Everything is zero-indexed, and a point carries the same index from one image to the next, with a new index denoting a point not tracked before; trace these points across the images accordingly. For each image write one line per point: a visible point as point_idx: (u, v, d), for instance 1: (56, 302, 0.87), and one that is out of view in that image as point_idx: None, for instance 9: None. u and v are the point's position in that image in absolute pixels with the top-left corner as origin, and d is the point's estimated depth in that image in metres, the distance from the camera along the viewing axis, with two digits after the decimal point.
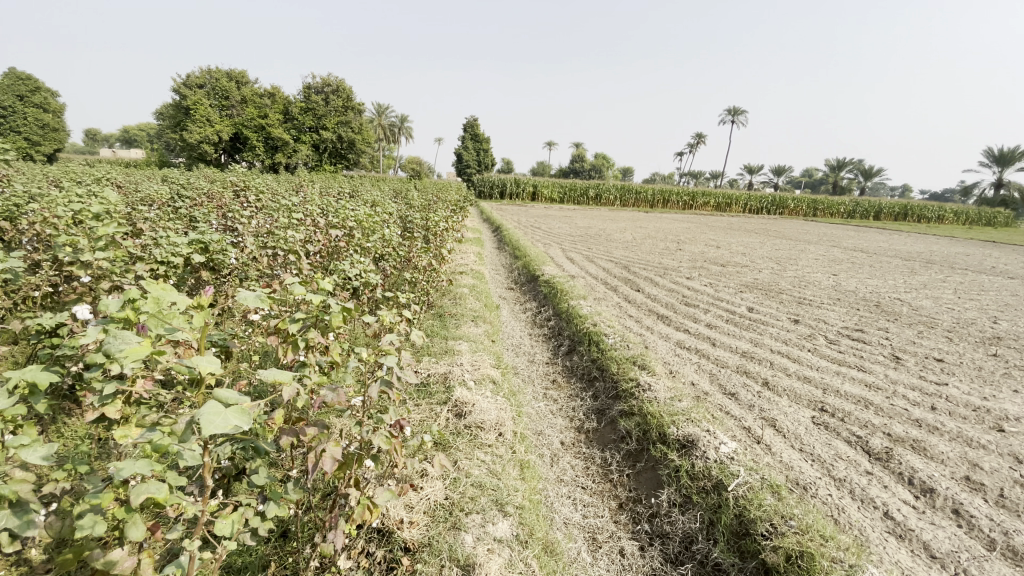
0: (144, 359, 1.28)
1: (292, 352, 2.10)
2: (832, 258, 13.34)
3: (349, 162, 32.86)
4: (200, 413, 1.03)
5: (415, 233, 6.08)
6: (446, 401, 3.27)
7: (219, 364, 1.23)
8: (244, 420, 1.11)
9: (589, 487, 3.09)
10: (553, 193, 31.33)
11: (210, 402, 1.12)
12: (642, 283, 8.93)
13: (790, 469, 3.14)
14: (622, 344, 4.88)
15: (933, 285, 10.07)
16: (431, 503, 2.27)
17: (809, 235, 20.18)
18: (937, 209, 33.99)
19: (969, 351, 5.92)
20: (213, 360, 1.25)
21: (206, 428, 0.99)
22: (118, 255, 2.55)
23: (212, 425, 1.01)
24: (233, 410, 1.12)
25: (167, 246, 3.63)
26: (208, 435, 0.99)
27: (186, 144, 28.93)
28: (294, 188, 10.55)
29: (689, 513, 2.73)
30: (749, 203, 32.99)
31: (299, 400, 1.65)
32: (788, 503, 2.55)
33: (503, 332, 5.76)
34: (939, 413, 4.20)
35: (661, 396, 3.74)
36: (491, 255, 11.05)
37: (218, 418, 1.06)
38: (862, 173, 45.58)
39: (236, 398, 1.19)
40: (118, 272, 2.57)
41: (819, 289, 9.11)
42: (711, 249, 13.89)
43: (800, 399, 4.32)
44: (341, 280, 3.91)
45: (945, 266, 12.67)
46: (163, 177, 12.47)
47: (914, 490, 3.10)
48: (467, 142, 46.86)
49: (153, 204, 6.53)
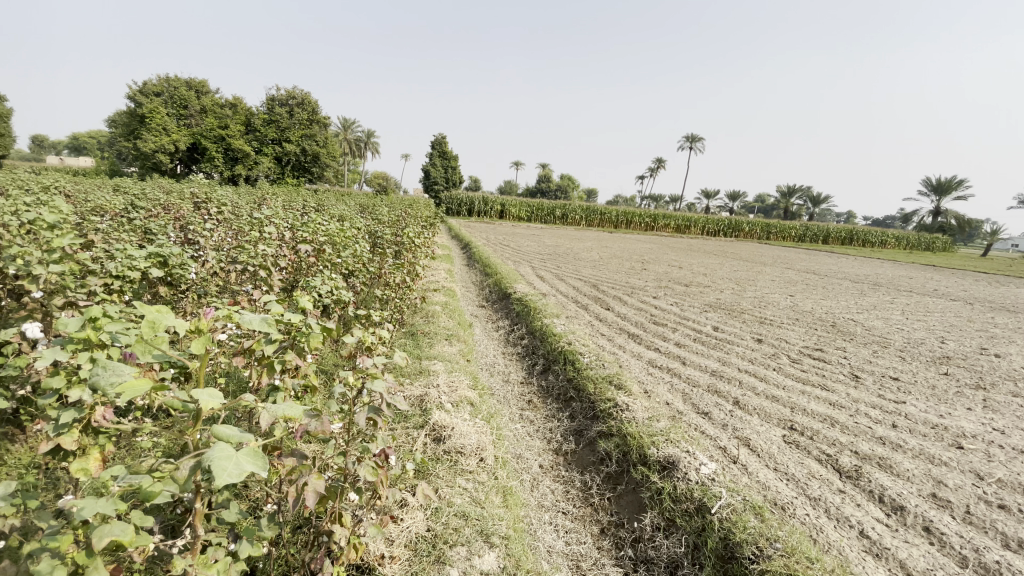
0: (144, 396, 1.09)
1: (267, 376, 1.96)
2: (788, 279, 13.93)
3: (313, 175, 32.26)
4: (213, 457, 0.92)
5: (386, 249, 5.95)
6: (423, 425, 3.15)
7: (221, 399, 1.12)
8: (258, 465, 1.02)
9: (570, 512, 3.01)
10: (519, 213, 31.66)
11: (218, 443, 1.02)
12: (612, 302, 9.04)
13: (767, 489, 3.16)
14: (597, 363, 4.88)
15: (881, 306, 10.61)
16: (413, 535, 2.14)
17: (765, 257, 21.04)
18: (880, 234, 36.16)
19: (922, 370, 6.22)
20: (214, 394, 1.15)
21: (220, 475, 0.88)
22: (74, 268, 2.37)
23: (226, 471, 0.91)
24: (244, 453, 1.02)
25: (124, 259, 3.41)
26: (222, 483, 0.88)
27: (140, 153, 27.75)
28: (256, 201, 10.22)
29: (673, 537, 2.69)
30: (707, 226, 34.26)
31: (281, 428, 1.54)
32: (772, 525, 2.56)
33: (477, 351, 5.66)
34: (900, 431, 4.37)
35: (639, 417, 3.72)
36: (460, 273, 10.96)
37: (229, 463, 0.95)
38: (811, 200, 48.19)
39: (240, 437, 1.08)
40: (73, 287, 2.38)
41: (779, 309, 9.44)
42: (675, 269, 14.26)
43: (771, 418, 4.40)
44: (314, 296, 3.75)
45: (892, 288, 13.41)
46: (115, 185, 11.91)
47: (885, 508, 3.18)
48: (434, 159, 46.90)
49: (106, 214, 6.18)
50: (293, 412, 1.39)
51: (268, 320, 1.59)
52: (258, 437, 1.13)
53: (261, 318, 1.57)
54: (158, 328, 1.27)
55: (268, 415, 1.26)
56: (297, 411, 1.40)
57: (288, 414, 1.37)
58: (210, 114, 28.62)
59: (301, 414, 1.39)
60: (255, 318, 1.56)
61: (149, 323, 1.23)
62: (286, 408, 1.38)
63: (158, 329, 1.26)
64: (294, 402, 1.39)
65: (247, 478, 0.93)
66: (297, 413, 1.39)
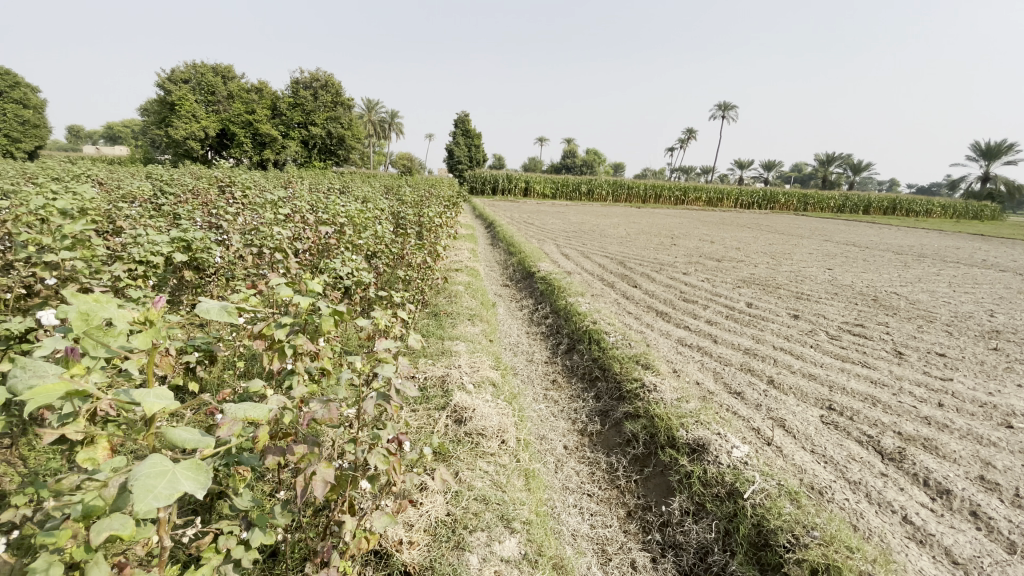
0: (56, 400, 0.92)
1: (279, 361, 1.91)
2: (826, 252, 13.33)
3: (338, 158, 32.51)
4: (138, 476, 0.81)
5: (408, 229, 5.89)
6: (444, 406, 3.11)
7: (172, 399, 1.10)
8: (198, 480, 0.90)
9: (595, 494, 2.94)
10: (544, 189, 31.18)
11: (152, 456, 0.91)
12: (639, 279, 8.81)
13: (803, 472, 3.02)
14: (624, 342, 4.74)
15: (927, 278, 10.03)
16: (432, 520, 2.10)
17: (802, 229, 20.19)
18: (925, 202, 34.24)
19: (970, 345, 5.86)
20: (164, 395, 1.11)
21: (143, 499, 0.77)
22: (85, 255, 2.41)
23: (153, 492, 0.80)
24: (185, 471, 0.90)
25: (146, 245, 3.47)
26: (147, 508, 0.77)
27: (172, 141, 28.41)
28: (282, 185, 10.32)
29: (703, 523, 2.59)
30: (740, 198, 33.09)
31: (289, 415, 1.52)
32: (808, 511, 2.42)
33: (500, 331, 5.59)
34: (947, 410, 4.11)
35: (667, 397, 3.59)
36: (485, 252, 10.89)
37: (161, 482, 0.84)
38: (851, 168, 45.93)
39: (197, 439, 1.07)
40: (85, 273, 2.43)
41: (816, 283, 9.05)
42: (706, 244, 13.82)
43: (807, 397, 4.20)
44: (333, 278, 3.72)
45: (938, 259, 12.69)
46: (148, 174, 12.19)
47: (931, 492, 2.99)
48: (457, 138, 46.45)
49: (136, 201, 6.32)
50: (257, 411, 1.37)
51: (229, 309, 1.47)
52: (215, 442, 1.10)
53: (221, 306, 1.46)
54: (92, 320, 1.19)
55: (223, 413, 1.24)
56: (261, 411, 1.37)
57: (251, 412, 1.34)
58: (237, 100, 29.07)
59: (266, 413, 1.37)
60: (214, 305, 1.45)
61: (79, 314, 1.18)
62: (250, 407, 1.34)
63: (92, 321, 1.19)
64: (258, 402, 1.37)
65: (179, 498, 0.81)
66: (262, 412, 1.37)
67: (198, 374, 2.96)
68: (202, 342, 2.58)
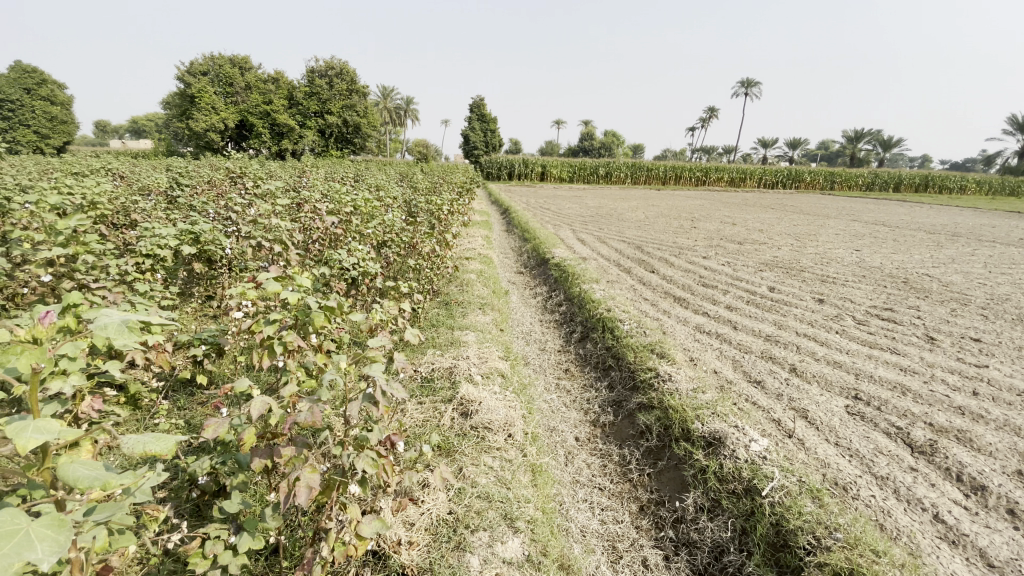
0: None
1: (269, 359, 1.86)
2: (854, 232, 12.83)
3: (355, 146, 32.55)
4: None
5: (418, 217, 5.80)
6: (450, 399, 3.05)
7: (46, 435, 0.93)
8: (55, 541, 0.82)
9: (606, 488, 2.86)
10: (561, 173, 30.79)
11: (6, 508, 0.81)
12: (657, 264, 8.61)
13: (826, 466, 2.87)
14: (638, 330, 4.60)
15: (962, 259, 9.57)
16: (434, 519, 2.05)
17: (827, 209, 19.54)
18: (959, 178, 32.78)
19: (1007, 329, 5.55)
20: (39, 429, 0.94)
21: None
22: (77, 251, 2.60)
23: None
24: (40, 537, 0.80)
25: (151, 238, 3.48)
26: None
27: (193, 133, 28.76)
28: (296, 175, 10.36)
29: (718, 520, 2.48)
30: (763, 177, 32.11)
31: (276, 415, 1.47)
32: (831, 511, 2.29)
33: (512, 319, 5.51)
34: (982, 399, 3.89)
35: (683, 388, 3.46)
36: (499, 239, 10.78)
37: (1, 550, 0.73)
38: (881, 145, 44.16)
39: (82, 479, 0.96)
40: (80, 269, 2.63)
41: (842, 266, 8.71)
42: (727, 226, 13.45)
43: (832, 386, 4.02)
44: (338, 270, 3.67)
45: (973, 239, 12.13)
46: (166, 166, 12.27)
47: (964, 488, 2.82)
48: (473, 123, 46.01)
49: (152, 193, 6.37)
50: (161, 444, 1.13)
51: (131, 323, 1.26)
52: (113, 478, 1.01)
53: (120, 322, 1.23)
54: None
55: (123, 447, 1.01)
56: (166, 443, 1.14)
57: (151, 446, 1.11)
58: (255, 90, 29.23)
59: (173, 445, 1.15)
60: (112, 321, 1.22)
61: None
62: (150, 440, 1.12)
63: None
64: (163, 433, 1.14)
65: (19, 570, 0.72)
66: (167, 445, 1.14)
67: (203, 367, 2.95)
68: (206, 336, 2.59)
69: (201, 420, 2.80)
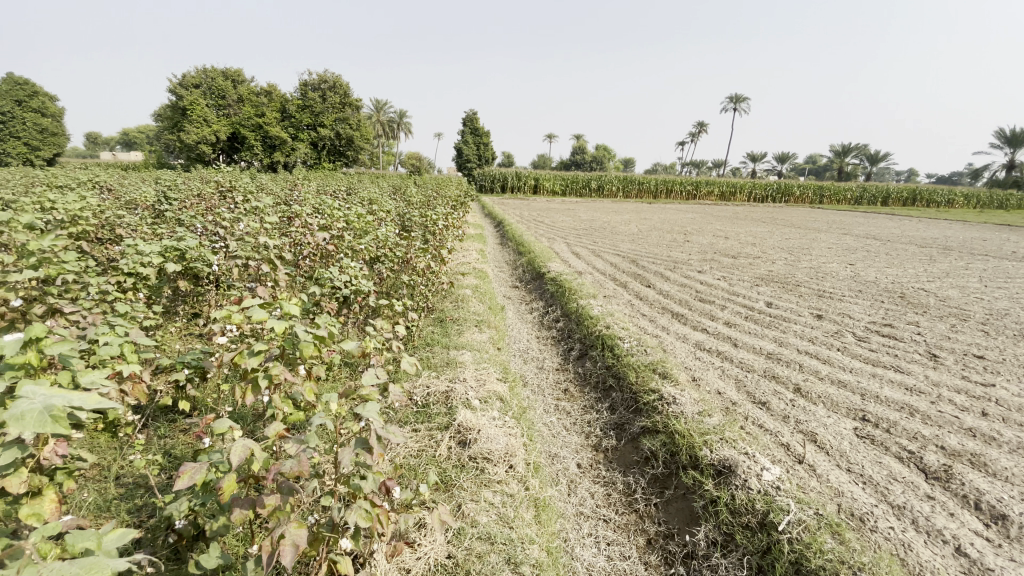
0: None
1: (253, 393, 1.72)
2: (847, 246, 12.86)
3: (347, 159, 32.48)
4: None
5: (412, 231, 5.67)
6: (447, 426, 2.91)
7: None
8: None
9: (612, 519, 2.71)
10: (554, 186, 30.87)
11: None
12: (654, 278, 8.53)
13: (840, 495, 2.75)
14: (639, 348, 4.49)
15: (955, 273, 9.59)
16: (431, 564, 1.90)
17: (818, 223, 19.65)
18: (946, 192, 33.20)
19: (1010, 346, 5.50)
20: None
21: None
22: (48, 272, 2.45)
23: None
24: None
25: (134, 256, 3.32)
26: None
27: (185, 145, 28.57)
28: (288, 188, 10.22)
29: (732, 558, 2.35)
30: (753, 191, 32.46)
31: (258, 460, 1.33)
32: (854, 548, 2.17)
33: (508, 336, 5.37)
34: (992, 420, 3.80)
35: (689, 411, 3.33)
36: (493, 252, 10.68)
37: None
38: (869, 158, 44.80)
39: None
40: (51, 292, 2.48)
41: (839, 281, 8.68)
42: (721, 240, 13.43)
43: (838, 407, 3.92)
44: (330, 288, 3.52)
45: (965, 252, 12.19)
46: (156, 178, 12.11)
47: (984, 517, 2.70)
48: (466, 136, 46.20)
49: (138, 207, 6.19)
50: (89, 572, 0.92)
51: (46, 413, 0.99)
52: None
53: (22, 420, 0.94)
54: None
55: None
56: (96, 570, 0.94)
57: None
58: (247, 103, 29.14)
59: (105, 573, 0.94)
60: (14, 419, 0.93)
61: None
62: (78, 568, 0.92)
63: None
64: (92, 563, 0.93)
65: None
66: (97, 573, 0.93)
67: (185, 394, 2.78)
68: (188, 361, 2.42)
69: (181, 451, 2.62)
